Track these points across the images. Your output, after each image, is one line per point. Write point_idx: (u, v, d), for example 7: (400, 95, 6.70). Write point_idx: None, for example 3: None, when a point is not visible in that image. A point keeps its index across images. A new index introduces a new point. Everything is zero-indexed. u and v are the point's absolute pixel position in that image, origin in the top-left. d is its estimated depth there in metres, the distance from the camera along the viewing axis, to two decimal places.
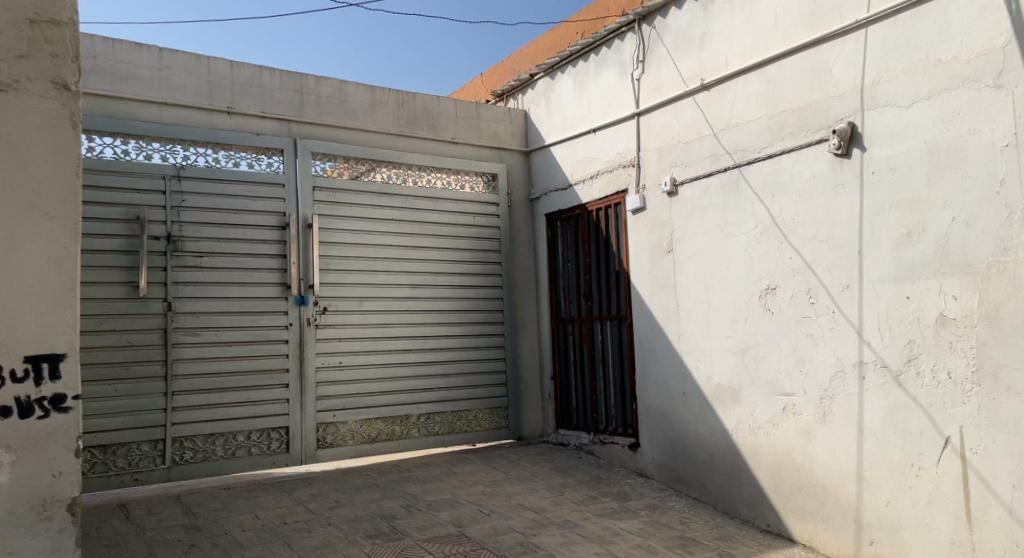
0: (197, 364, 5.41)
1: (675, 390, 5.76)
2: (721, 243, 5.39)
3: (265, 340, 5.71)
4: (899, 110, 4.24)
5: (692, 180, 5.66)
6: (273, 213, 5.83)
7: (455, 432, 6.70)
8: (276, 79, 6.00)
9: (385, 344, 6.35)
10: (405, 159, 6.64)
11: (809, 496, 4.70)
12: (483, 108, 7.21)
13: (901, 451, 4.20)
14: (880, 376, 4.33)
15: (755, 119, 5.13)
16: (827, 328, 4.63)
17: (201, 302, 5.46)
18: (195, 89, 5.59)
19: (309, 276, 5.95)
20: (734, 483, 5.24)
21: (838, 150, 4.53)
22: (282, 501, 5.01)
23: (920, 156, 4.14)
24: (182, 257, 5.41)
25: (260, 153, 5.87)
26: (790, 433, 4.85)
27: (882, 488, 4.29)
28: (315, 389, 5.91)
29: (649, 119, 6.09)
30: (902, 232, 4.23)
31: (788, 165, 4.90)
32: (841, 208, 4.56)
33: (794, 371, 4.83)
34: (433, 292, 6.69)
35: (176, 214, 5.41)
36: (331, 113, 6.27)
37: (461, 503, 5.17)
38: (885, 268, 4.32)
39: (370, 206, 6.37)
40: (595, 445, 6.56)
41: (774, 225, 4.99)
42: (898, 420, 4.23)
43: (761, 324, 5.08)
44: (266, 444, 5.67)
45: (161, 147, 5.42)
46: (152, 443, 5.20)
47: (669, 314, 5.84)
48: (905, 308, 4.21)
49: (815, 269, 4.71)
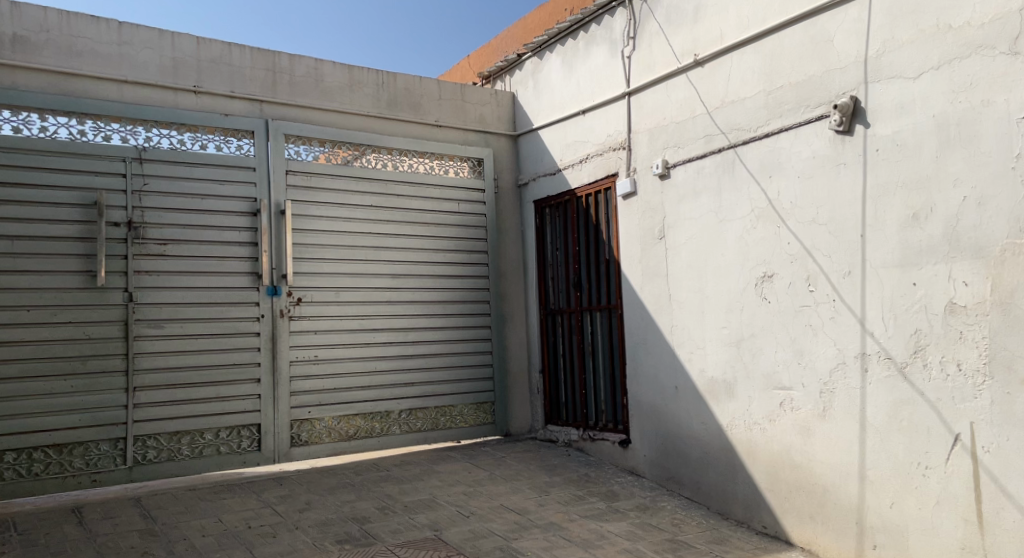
0: (161, 358, 5.11)
1: (667, 384, 5.48)
2: (715, 228, 5.09)
3: (234, 332, 5.42)
4: (906, 81, 3.94)
5: (684, 162, 5.35)
6: (243, 198, 5.53)
7: (439, 429, 6.42)
8: (246, 56, 5.68)
9: (364, 337, 6.06)
10: (386, 143, 6.33)
11: (808, 497, 4.42)
12: (468, 89, 6.90)
13: (906, 449, 3.91)
14: (884, 368, 4.04)
15: (752, 96, 4.82)
16: (827, 317, 4.34)
17: (165, 292, 5.16)
18: (157, 66, 5.28)
19: (282, 266, 5.65)
20: (728, 482, 4.95)
21: (840, 126, 4.23)
22: (248, 503, 4.72)
23: (928, 132, 3.83)
24: (145, 245, 5.10)
25: (229, 135, 5.56)
26: (787, 429, 4.56)
27: (887, 489, 4.00)
28: (288, 384, 5.62)
29: (640, 99, 5.79)
30: (909, 214, 3.93)
31: (786, 144, 4.60)
32: (842, 189, 4.26)
33: (792, 364, 4.54)
34: (415, 282, 6.39)
35: (138, 199, 5.09)
36: (306, 93, 5.96)
37: (440, 505, 4.88)
38: (890, 253, 4.02)
39: (348, 191, 6.07)
40: (585, 442, 6.27)
41: (771, 209, 4.69)
42: (903, 415, 3.93)
43: (757, 314, 4.78)
44: (235, 442, 5.37)
45: (121, 128, 5.10)
46: (112, 442, 4.90)
47: (660, 305, 5.54)
48: (911, 296, 3.91)
49: (815, 255, 4.41)
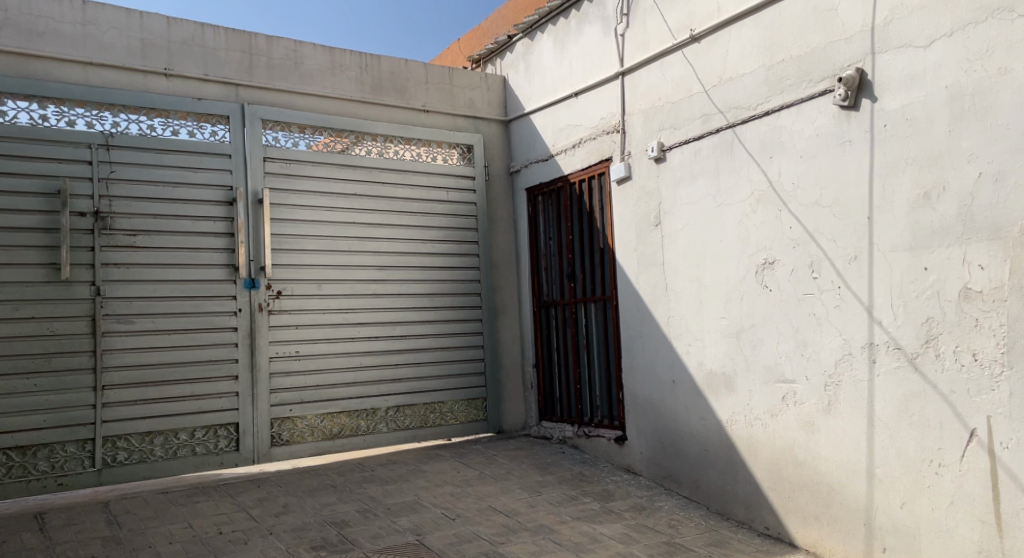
0: (131, 355, 4.87)
1: (664, 377, 5.22)
2: (713, 213, 4.82)
3: (210, 327, 5.17)
4: (916, 50, 3.66)
5: (680, 144, 5.08)
6: (217, 187, 5.28)
7: (428, 426, 6.17)
8: (220, 38, 5.43)
9: (348, 331, 5.81)
10: (370, 128, 6.07)
11: (813, 497, 4.16)
12: (457, 73, 6.63)
13: (917, 446, 3.65)
14: (893, 359, 3.77)
15: (751, 72, 4.55)
16: (832, 305, 4.07)
17: (136, 286, 4.92)
18: (125, 47, 5.03)
19: (260, 258, 5.41)
20: (728, 481, 4.70)
21: (845, 101, 3.95)
22: (222, 507, 4.48)
23: (940, 104, 3.56)
24: (113, 236, 4.85)
25: (202, 120, 5.30)
26: (790, 425, 4.30)
27: (896, 488, 3.74)
28: (268, 381, 5.37)
29: (634, 79, 5.51)
30: (919, 193, 3.66)
31: (787, 123, 4.33)
32: (848, 169, 3.99)
33: (795, 356, 4.28)
34: (402, 274, 6.13)
35: (105, 188, 4.85)
36: (284, 77, 5.71)
37: (425, 507, 4.64)
38: (899, 236, 3.75)
39: (330, 179, 5.83)
40: (580, 439, 6.03)
41: (772, 191, 4.43)
42: (913, 410, 3.67)
43: (757, 303, 4.52)
44: (212, 443, 5.14)
45: (86, 112, 4.85)
46: (79, 443, 4.67)
47: (657, 295, 5.28)
48: (922, 282, 3.64)
49: (819, 240, 4.14)
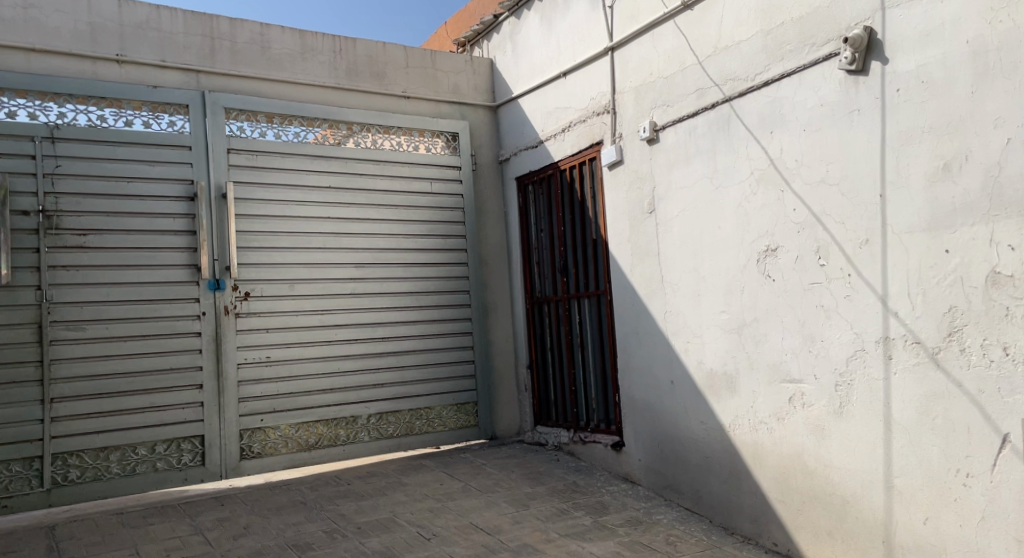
0: (83, 365, 4.55)
1: (661, 378, 4.79)
2: (711, 197, 4.37)
3: (171, 333, 4.83)
4: (932, 2, 3.19)
5: (673, 122, 4.64)
6: (177, 182, 4.94)
7: (414, 434, 5.78)
8: (178, 21, 5.09)
9: (324, 334, 5.44)
10: (345, 117, 5.69)
11: (825, 510, 3.71)
12: (440, 56, 6.23)
13: (941, 454, 3.20)
14: (911, 355, 3.31)
15: (748, 39, 4.10)
16: (841, 296, 3.62)
17: (87, 290, 4.59)
18: (71, 32, 4.70)
19: (225, 258, 5.05)
20: (732, 491, 4.26)
21: (852, 64, 3.50)
22: (177, 530, 4.12)
23: (960, 62, 3.10)
24: (61, 236, 4.54)
25: (159, 110, 4.95)
26: (798, 431, 3.85)
27: (918, 502, 3.29)
28: (236, 390, 5.02)
29: (624, 54, 5.08)
30: (938, 165, 3.20)
31: (789, 93, 3.88)
32: (857, 141, 3.53)
33: (801, 352, 3.83)
34: (382, 271, 5.75)
35: (50, 185, 4.52)
36: (249, 62, 5.35)
37: (399, 525, 4.25)
38: (915, 214, 3.29)
39: (301, 171, 5.46)
40: (576, 445, 5.61)
41: (773, 170, 3.98)
42: (936, 413, 3.22)
43: (759, 295, 4.07)
44: (175, 457, 4.80)
45: (28, 103, 4.53)
46: (26, 461, 4.35)
47: (652, 288, 4.84)
48: (943, 266, 3.18)
49: (826, 223, 3.69)
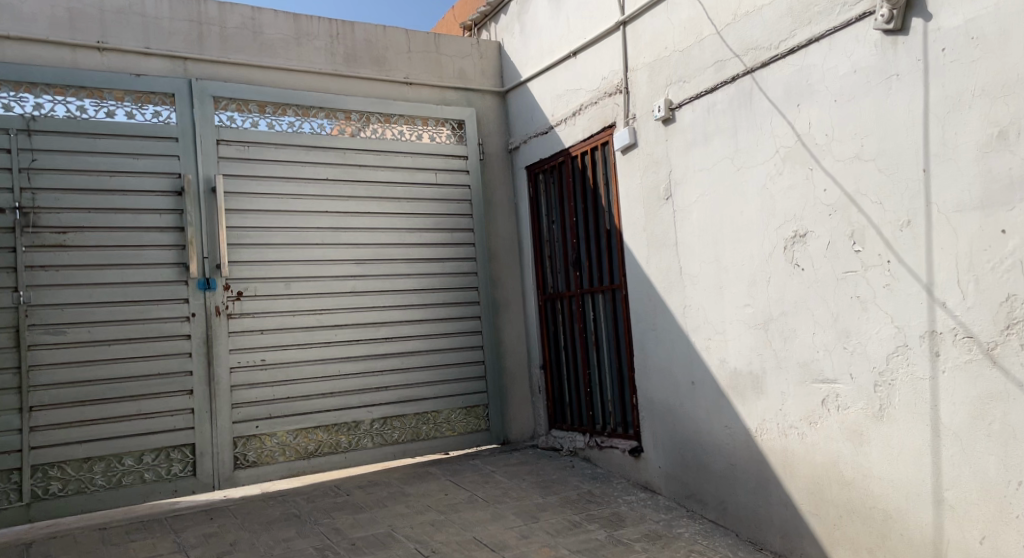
0: (63, 370, 4.31)
1: (681, 379, 4.41)
2: (732, 179, 3.98)
3: (158, 335, 4.58)
4: None
5: (691, 100, 4.25)
6: (163, 175, 4.67)
7: (421, 439, 5.47)
8: (163, 5, 4.83)
9: (323, 335, 5.15)
10: (342, 106, 5.39)
11: (864, 525, 3.31)
12: (444, 39, 5.90)
13: (998, 464, 2.78)
14: (962, 352, 2.90)
15: (771, 3, 3.69)
16: (880, 285, 3.20)
17: (67, 290, 4.36)
18: (49, 19, 4.46)
19: (216, 255, 4.78)
20: (760, 503, 3.86)
21: (889, 23, 3.08)
22: (158, 547, 3.85)
23: (1018, 12, 2.67)
24: (39, 235, 4.31)
25: (143, 100, 4.69)
26: (833, 436, 3.45)
27: (974, 519, 2.87)
28: (229, 396, 4.75)
29: (636, 29, 4.70)
30: (993, 133, 2.77)
31: (818, 60, 3.47)
32: (896, 109, 3.11)
33: (835, 349, 3.42)
34: (384, 267, 5.43)
35: (27, 180, 4.30)
36: (240, 48, 5.07)
37: (396, 541, 3.94)
38: (965, 191, 2.87)
39: (296, 163, 5.17)
40: (592, 450, 5.25)
41: (800, 146, 3.57)
42: (993, 417, 2.80)
43: (787, 286, 3.67)
44: (164, 468, 4.55)
45: (3, 94, 4.30)
46: (4, 473, 4.14)
47: (670, 281, 4.46)
48: (998, 249, 2.77)
49: (861, 203, 3.28)
